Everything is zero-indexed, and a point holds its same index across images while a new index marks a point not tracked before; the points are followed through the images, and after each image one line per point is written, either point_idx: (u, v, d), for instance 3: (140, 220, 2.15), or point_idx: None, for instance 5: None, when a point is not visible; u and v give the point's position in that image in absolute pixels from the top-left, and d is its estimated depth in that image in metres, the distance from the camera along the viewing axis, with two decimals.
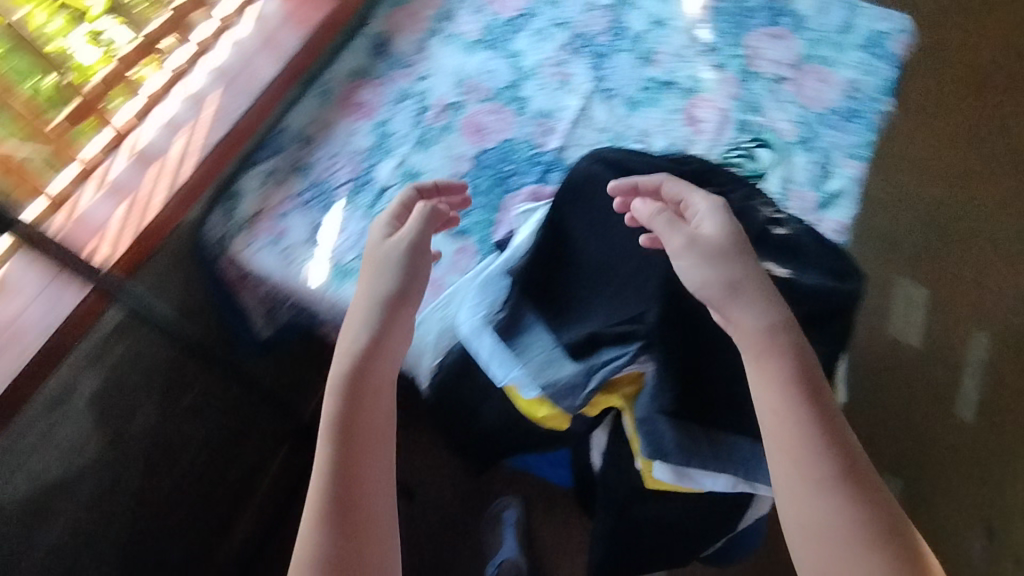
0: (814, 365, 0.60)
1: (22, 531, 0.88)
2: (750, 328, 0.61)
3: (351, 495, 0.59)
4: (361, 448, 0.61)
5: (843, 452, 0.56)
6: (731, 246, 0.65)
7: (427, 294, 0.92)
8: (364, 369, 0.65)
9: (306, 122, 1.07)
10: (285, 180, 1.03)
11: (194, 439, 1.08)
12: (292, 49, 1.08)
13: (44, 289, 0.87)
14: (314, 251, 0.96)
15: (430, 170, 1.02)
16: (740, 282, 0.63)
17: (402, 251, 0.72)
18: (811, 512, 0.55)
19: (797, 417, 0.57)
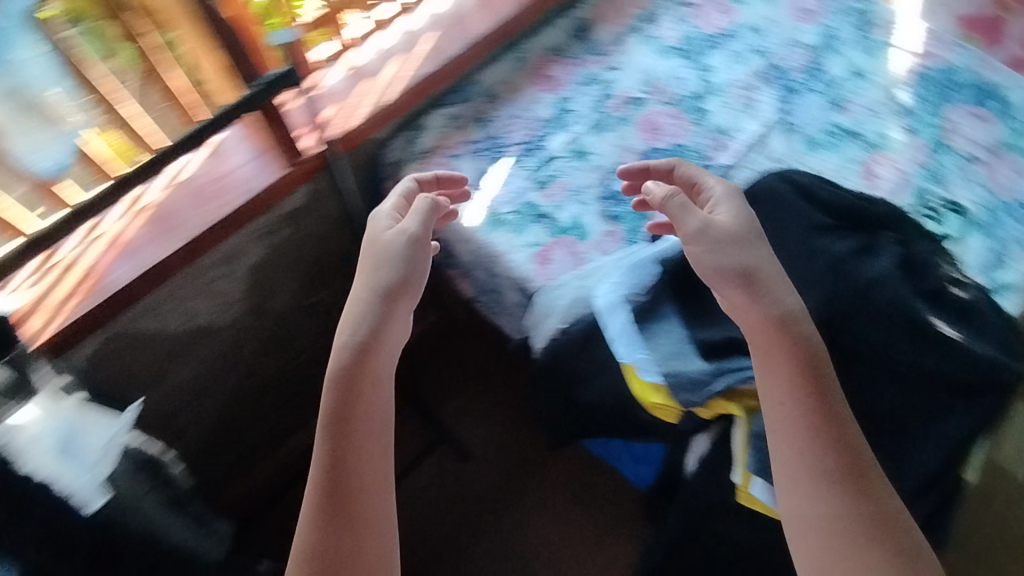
0: (823, 359, 0.62)
1: (159, 364, 0.96)
2: (765, 323, 0.63)
3: (347, 489, 0.60)
4: (358, 438, 0.62)
5: (846, 449, 0.58)
6: (740, 234, 0.67)
7: (568, 263, 0.97)
8: (358, 365, 0.64)
9: (498, 80, 1.15)
10: (465, 126, 1.10)
11: (309, 333, 1.16)
12: (506, 13, 1.16)
13: (251, 162, 0.98)
14: (475, 195, 1.04)
15: (599, 153, 1.07)
16: (762, 278, 0.65)
17: (403, 242, 0.71)
18: (807, 505, 0.57)
19: (802, 410, 0.60)
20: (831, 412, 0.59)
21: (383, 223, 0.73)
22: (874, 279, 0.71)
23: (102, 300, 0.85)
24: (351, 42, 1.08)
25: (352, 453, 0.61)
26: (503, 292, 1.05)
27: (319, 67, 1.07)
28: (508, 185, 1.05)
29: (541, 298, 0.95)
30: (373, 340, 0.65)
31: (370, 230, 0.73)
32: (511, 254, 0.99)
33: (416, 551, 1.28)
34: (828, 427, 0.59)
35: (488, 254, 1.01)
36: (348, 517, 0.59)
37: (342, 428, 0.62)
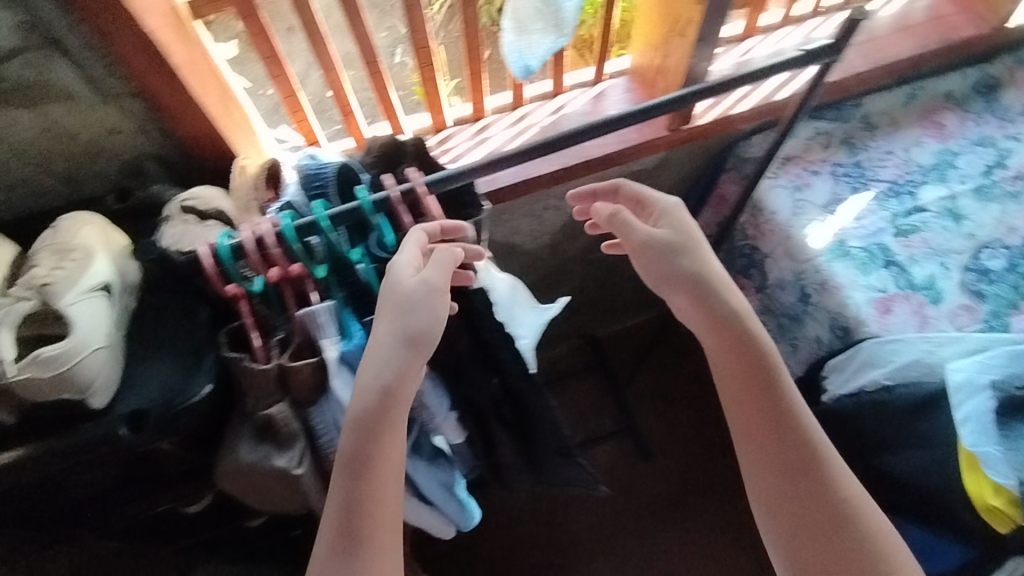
0: (767, 341, 0.58)
1: None
2: (716, 330, 0.58)
3: (355, 542, 0.46)
4: (374, 489, 0.47)
5: (795, 440, 0.54)
6: (669, 240, 0.59)
7: (913, 322, 0.90)
8: (379, 419, 0.48)
9: (882, 110, 1.08)
10: (832, 147, 1.05)
11: (574, 281, 1.31)
12: (927, 45, 1.05)
13: (622, 102, 0.97)
14: (826, 218, 0.99)
15: (974, 221, 0.97)
16: (712, 297, 0.58)
17: (423, 287, 0.50)
18: (776, 501, 0.53)
19: (757, 402, 0.56)
20: (774, 399, 0.55)
21: (405, 253, 0.51)
22: None
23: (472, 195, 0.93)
24: (791, 21, 1.05)
25: (370, 500, 0.47)
26: (805, 323, 1.01)
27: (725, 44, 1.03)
28: (865, 221, 0.98)
29: (870, 347, 0.89)
30: (388, 397, 0.48)
31: (386, 279, 0.50)
32: (849, 291, 0.93)
33: (577, 527, 1.31)
34: (775, 419, 0.55)
35: (821, 282, 0.95)
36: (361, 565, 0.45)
37: (358, 475, 0.47)
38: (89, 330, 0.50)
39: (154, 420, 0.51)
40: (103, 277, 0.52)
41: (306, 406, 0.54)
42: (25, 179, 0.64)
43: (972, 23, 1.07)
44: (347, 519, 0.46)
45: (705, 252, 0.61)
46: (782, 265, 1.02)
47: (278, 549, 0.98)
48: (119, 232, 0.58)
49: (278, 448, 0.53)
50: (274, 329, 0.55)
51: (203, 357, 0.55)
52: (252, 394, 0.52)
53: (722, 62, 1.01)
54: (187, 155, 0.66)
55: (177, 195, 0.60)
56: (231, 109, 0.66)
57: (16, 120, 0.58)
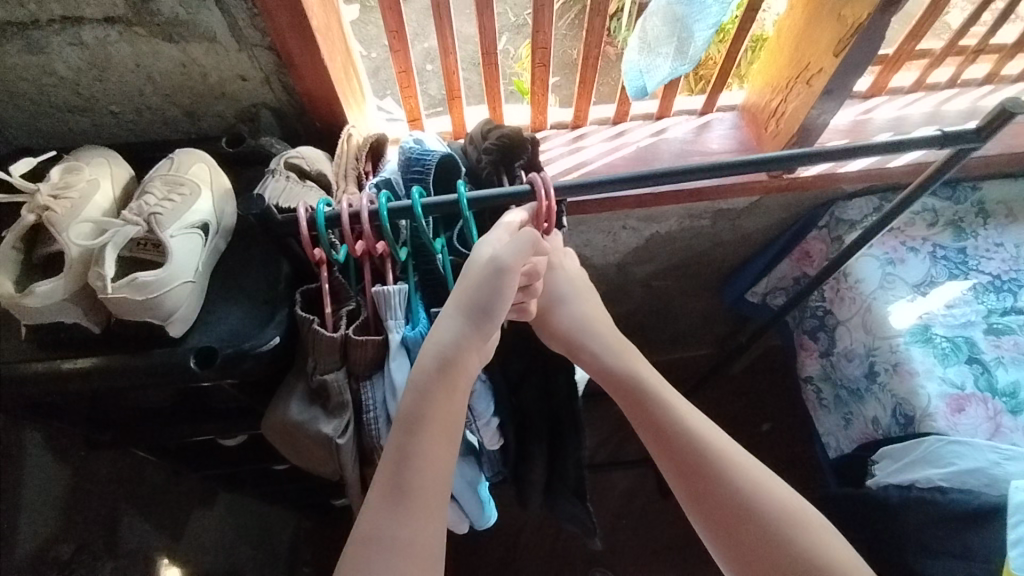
0: (634, 360, 0.61)
1: None
2: (596, 371, 0.62)
3: (407, 488, 0.49)
4: (427, 448, 0.50)
5: (683, 446, 0.55)
6: (557, 292, 0.65)
7: (985, 428, 0.84)
8: (436, 385, 0.52)
9: (1000, 198, 1.01)
10: (937, 227, 0.99)
11: (634, 302, 1.29)
12: None
13: (727, 139, 0.95)
14: (914, 298, 0.94)
15: None
16: (584, 343, 0.62)
17: (484, 267, 0.53)
18: (704, 509, 0.54)
19: (645, 421, 0.58)
20: (655, 410, 0.57)
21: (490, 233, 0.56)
22: None
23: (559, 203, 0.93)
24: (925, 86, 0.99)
25: (417, 457, 0.50)
26: (865, 401, 0.96)
27: (857, 98, 0.99)
28: (956, 310, 0.93)
29: (933, 442, 0.84)
30: (447, 366, 0.52)
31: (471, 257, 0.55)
32: (923, 380, 0.88)
33: (581, 543, 1.29)
34: (663, 431, 0.56)
35: (894, 363, 0.91)
36: (414, 516, 0.48)
37: (414, 432, 0.50)
38: (184, 262, 0.53)
39: (219, 359, 0.53)
40: (204, 215, 0.55)
41: (360, 380, 0.55)
42: (152, 107, 0.68)
43: None
44: (400, 474, 0.49)
45: (590, 298, 0.66)
46: (854, 336, 0.98)
47: (298, 493, 1.02)
48: (225, 174, 0.61)
49: (326, 415, 0.54)
50: (347, 299, 0.56)
51: (276, 311, 0.57)
52: (314, 357, 0.53)
53: (842, 117, 0.97)
54: (301, 111, 0.69)
55: (284, 151, 0.62)
56: (348, 78, 0.69)
57: (159, 51, 0.62)
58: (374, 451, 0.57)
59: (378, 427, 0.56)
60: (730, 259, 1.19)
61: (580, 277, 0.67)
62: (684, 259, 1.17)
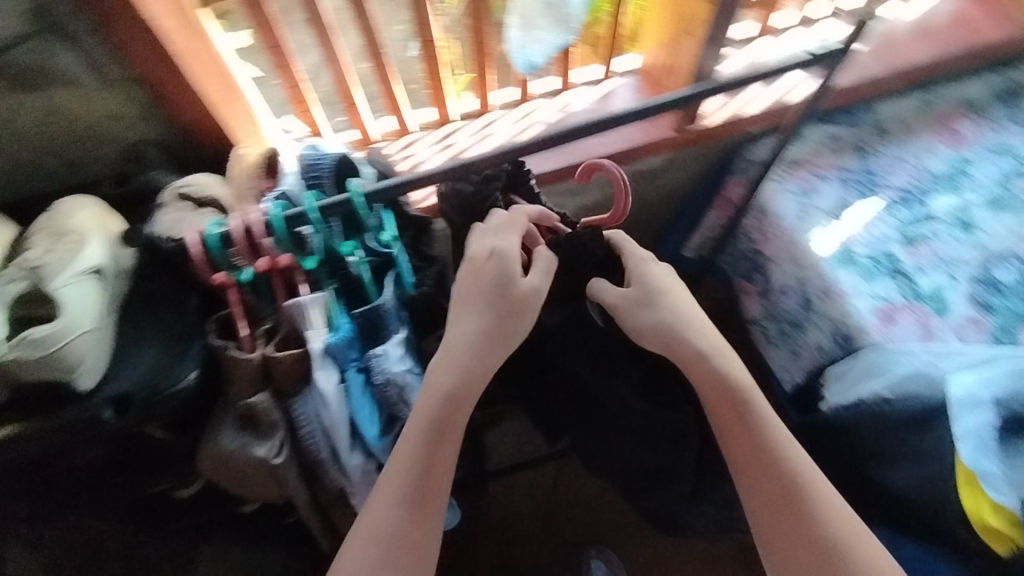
0: (744, 375, 0.59)
1: None
2: (695, 367, 0.59)
3: (424, 492, 0.51)
4: (442, 451, 0.52)
5: (782, 475, 0.54)
6: (649, 288, 0.61)
7: (915, 331, 0.88)
8: (465, 393, 0.54)
9: (894, 115, 1.07)
10: (842, 152, 1.04)
11: None
12: (923, 58, 1.06)
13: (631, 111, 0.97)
14: (832, 222, 0.98)
15: (988, 232, 0.95)
16: (684, 339, 0.59)
17: (524, 295, 0.56)
18: (779, 531, 0.53)
19: (740, 437, 0.57)
20: (755, 428, 0.56)
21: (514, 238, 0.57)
22: None
23: None
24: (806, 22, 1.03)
25: (437, 462, 0.52)
26: (806, 330, 0.99)
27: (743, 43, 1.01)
28: (873, 228, 0.97)
29: (871, 355, 0.88)
30: (473, 376, 0.54)
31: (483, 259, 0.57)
32: (853, 298, 0.91)
33: (573, 527, 1.24)
34: (762, 456, 0.55)
35: (824, 288, 0.94)
36: (430, 517, 0.51)
37: (439, 440, 0.53)
38: (82, 310, 0.50)
39: (137, 404, 0.52)
40: (95, 260, 0.53)
41: (289, 396, 0.54)
42: (26, 163, 0.67)
43: (976, 32, 1.08)
44: (416, 481, 0.51)
45: (679, 293, 0.63)
46: (785, 271, 1.01)
47: None
48: (117, 222, 0.59)
49: (259, 438, 0.54)
50: (263, 318, 0.56)
51: (191, 345, 0.55)
52: (236, 381, 0.53)
53: (731, 63, 0.98)
54: (197, 138, 0.70)
55: (175, 181, 0.61)
56: (233, 98, 0.68)
57: (25, 104, 0.63)
58: (317, 465, 0.57)
59: (317, 440, 0.55)
60: (658, 219, 1.21)
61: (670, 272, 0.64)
62: None
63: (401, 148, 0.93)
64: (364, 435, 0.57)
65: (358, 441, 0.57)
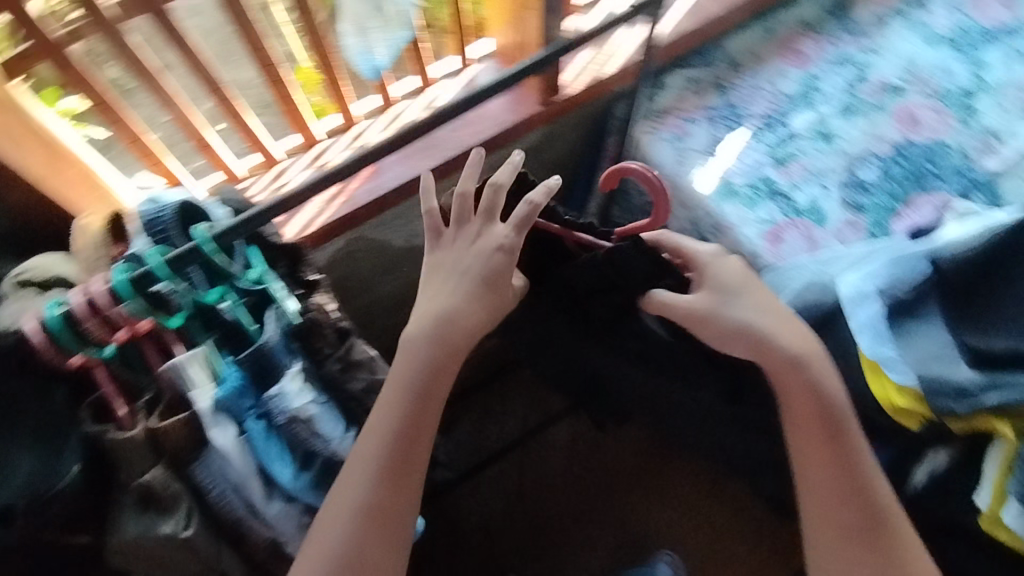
0: (839, 396, 0.67)
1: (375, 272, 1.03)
2: (780, 375, 0.67)
3: (405, 461, 0.57)
4: (424, 418, 0.58)
5: (868, 494, 0.64)
6: (727, 293, 0.68)
7: (801, 244, 0.93)
8: (445, 364, 0.60)
9: (742, 48, 1.12)
10: (703, 92, 1.08)
11: None
12: None
13: (502, 100, 0.99)
14: (708, 161, 1.02)
15: (846, 138, 1.01)
16: (774, 351, 0.66)
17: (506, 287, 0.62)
18: (837, 525, 0.64)
19: (829, 457, 0.65)
20: (846, 445, 0.65)
21: (520, 234, 0.60)
22: None
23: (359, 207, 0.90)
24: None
25: (416, 429, 0.58)
26: None
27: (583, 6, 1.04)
28: (745, 158, 1.01)
29: (768, 276, 0.91)
30: (450, 351, 0.60)
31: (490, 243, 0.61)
32: (741, 227, 0.95)
33: (549, 509, 1.23)
34: (839, 469, 0.65)
35: (715, 224, 0.98)
36: (409, 486, 0.57)
37: (419, 405, 0.59)
38: None
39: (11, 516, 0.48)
40: None
41: (186, 465, 0.51)
42: None
43: None
44: (400, 452, 0.57)
45: (757, 295, 0.69)
46: (679, 216, 1.04)
47: None
48: None
49: (162, 515, 0.50)
50: (143, 392, 0.54)
51: (63, 437, 0.51)
52: (123, 467, 0.50)
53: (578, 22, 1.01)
54: None
55: (11, 271, 0.58)
56: (64, 166, 0.70)
57: None
58: (235, 529, 0.54)
59: (226, 497, 0.52)
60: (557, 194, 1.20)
61: (749, 275, 0.70)
62: None
63: (273, 181, 0.89)
64: (279, 479, 0.55)
65: (275, 488, 0.55)
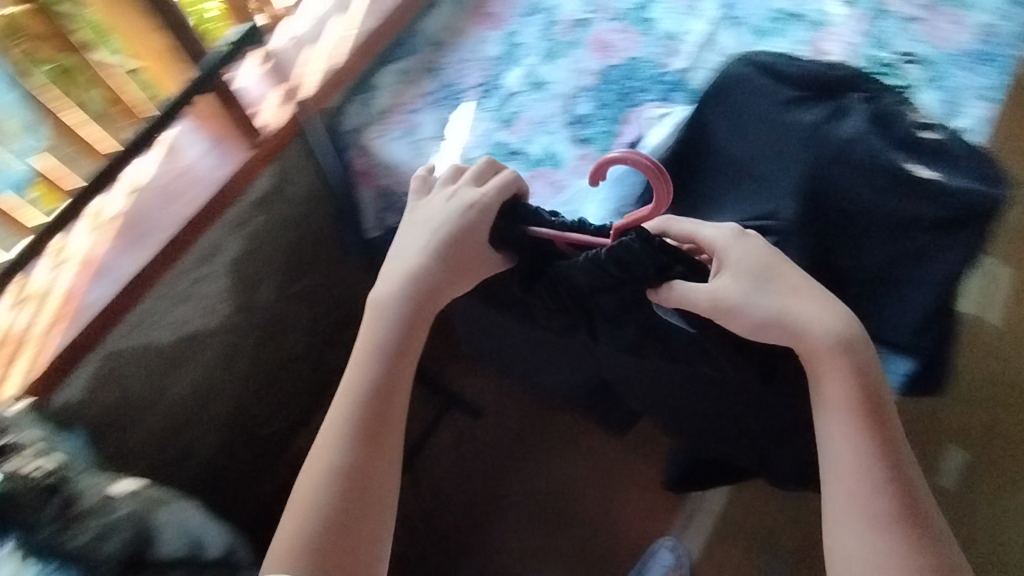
0: (884, 384, 0.62)
1: (159, 374, 0.97)
2: (816, 361, 0.62)
3: (380, 425, 0.64)
4: (398, 374, 0.66)
5: (907, 479, 0.59)
6: (757, 275, 0.63)
7: (547, 191, 0.96)
8: (416, 321, 0.68)
9: (440, 26, 1.14)
10: (418, 80, 1.09)
11: (297, 325, 1.17)
12: None
13: (207, 153, 0.99)
14: (442, 145, 1.02)
15: (556, 80, 1.06)
16: (815, 343, 0.61)
17: (482, 239, 0.71)
18: (868, 513, 0.58)
19: (871, 447, 0.59)
20: (886, 431, 0.60)
21: (497, 198, 0.71)
22: (850, 141, 0.72)
23: (89, 320, 0.88)
24: (283, 13, 1.12)
25: (391, 387, 0.66)
26: None
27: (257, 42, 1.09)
28: (475, 130, 1.03)
29: None
30: (420, 305, 0.68)
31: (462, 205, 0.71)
32: None
33: (449, 517, 1.25)
34: (881, 463, 0.59)
35: None
36: (383, 447, 0.63)
37: (392, 369, 0.66)
38: None
39: None
40: None
41: None
42: None
43: None
44: (376, 410, 0.64)
45: (792, 282, 0.64)
46: None
47: None
48: None
49: None
50: None
51: None
52: None
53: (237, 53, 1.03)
54: None
55: None
56: None
57: None
58: None
59: None
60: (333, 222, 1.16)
61: (774, 255, 0.65)
62: (291, 257, 1.10)
63: None
64: None
65: None
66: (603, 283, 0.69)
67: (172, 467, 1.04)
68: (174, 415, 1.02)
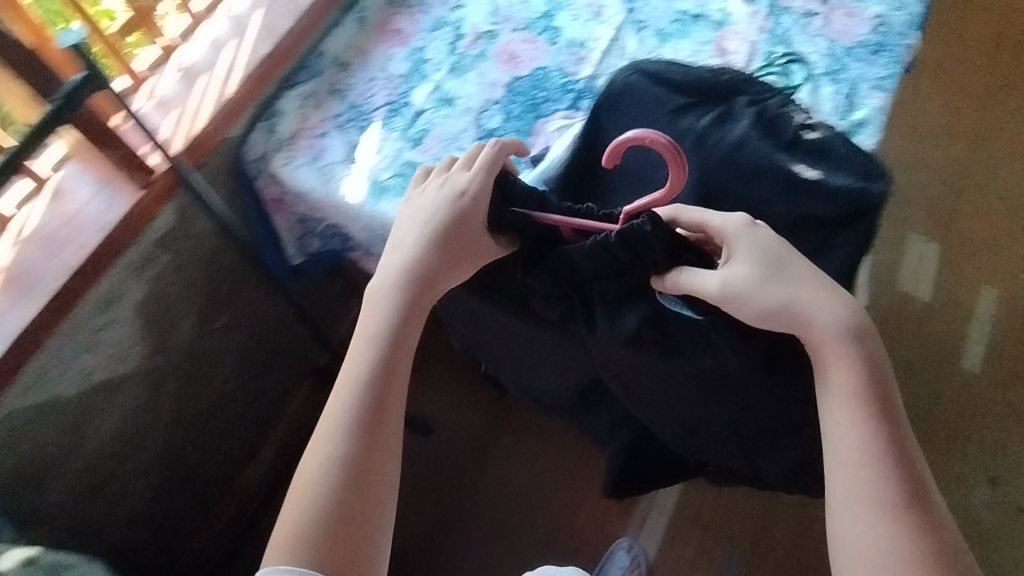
0: (888, 373, 0.58)
1: (73, 425, 0.94)
2: (822, 346, 0.58)
3: (379, 425, 0.57)
4: (399, 374, 0.60)
5: (910, 468, 0.54)
6: (766, 261, 0.60)
7: None
8: (415, 313, 0.63)
9: (344, 46, 1.12)
10: (324, 103, 1.06)
11: (224, 360, 1.14)
12: None
13: (97, 196, 0.94)
14: (351, 168, 0.99)
15: (464, 95, 1.05)
16: (823, 330, 0.58)
17: (478, 221, 0.67)
18: (870, 501, 0.53)
19: (874, 434, 0.55)
20: (891, 416, 0.56)
21: (490, 178, 0.68)
22: (737, 145, 0.72)
23: None
24: (174, 44, 1.08)
25: (393, 385, 0.59)
26: None
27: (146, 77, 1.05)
28: (385, 150, 1.01)
29: None
30: (419, 293, 0.64)
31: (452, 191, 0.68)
32: None
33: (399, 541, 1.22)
34: (886, 452, 0.55)
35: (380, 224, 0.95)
36: (382, 452, 0.56)
37: (392, 366, 0.60)
38: None
39: None
40: None
41: None
42: None
43: None
44: (376, 410, 0.58)
45: (798, 271, 0.61)
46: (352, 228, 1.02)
47: None
48: None
49: None
50: None
51: None
52: None
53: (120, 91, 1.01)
54: None
55: None
56: None
57: None
58: None
59: None
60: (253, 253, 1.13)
61: (785, 246, 0.62)
62: (207, 291, 1.07)
63: None
64: None
65: None
66: (609, 268, 0.67)
67: (100, 518, 1.01)
68: (92, 468, 0.98)
